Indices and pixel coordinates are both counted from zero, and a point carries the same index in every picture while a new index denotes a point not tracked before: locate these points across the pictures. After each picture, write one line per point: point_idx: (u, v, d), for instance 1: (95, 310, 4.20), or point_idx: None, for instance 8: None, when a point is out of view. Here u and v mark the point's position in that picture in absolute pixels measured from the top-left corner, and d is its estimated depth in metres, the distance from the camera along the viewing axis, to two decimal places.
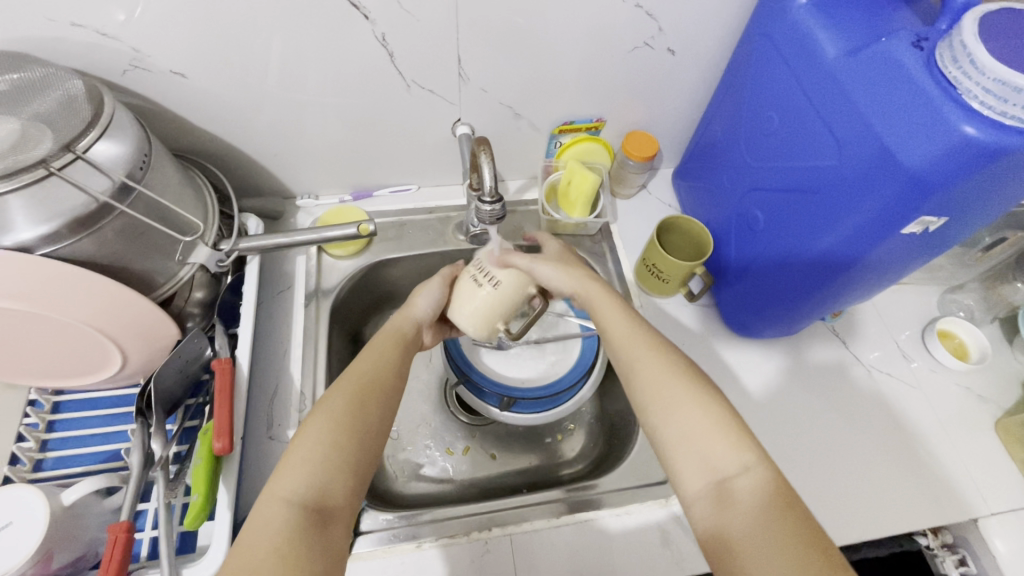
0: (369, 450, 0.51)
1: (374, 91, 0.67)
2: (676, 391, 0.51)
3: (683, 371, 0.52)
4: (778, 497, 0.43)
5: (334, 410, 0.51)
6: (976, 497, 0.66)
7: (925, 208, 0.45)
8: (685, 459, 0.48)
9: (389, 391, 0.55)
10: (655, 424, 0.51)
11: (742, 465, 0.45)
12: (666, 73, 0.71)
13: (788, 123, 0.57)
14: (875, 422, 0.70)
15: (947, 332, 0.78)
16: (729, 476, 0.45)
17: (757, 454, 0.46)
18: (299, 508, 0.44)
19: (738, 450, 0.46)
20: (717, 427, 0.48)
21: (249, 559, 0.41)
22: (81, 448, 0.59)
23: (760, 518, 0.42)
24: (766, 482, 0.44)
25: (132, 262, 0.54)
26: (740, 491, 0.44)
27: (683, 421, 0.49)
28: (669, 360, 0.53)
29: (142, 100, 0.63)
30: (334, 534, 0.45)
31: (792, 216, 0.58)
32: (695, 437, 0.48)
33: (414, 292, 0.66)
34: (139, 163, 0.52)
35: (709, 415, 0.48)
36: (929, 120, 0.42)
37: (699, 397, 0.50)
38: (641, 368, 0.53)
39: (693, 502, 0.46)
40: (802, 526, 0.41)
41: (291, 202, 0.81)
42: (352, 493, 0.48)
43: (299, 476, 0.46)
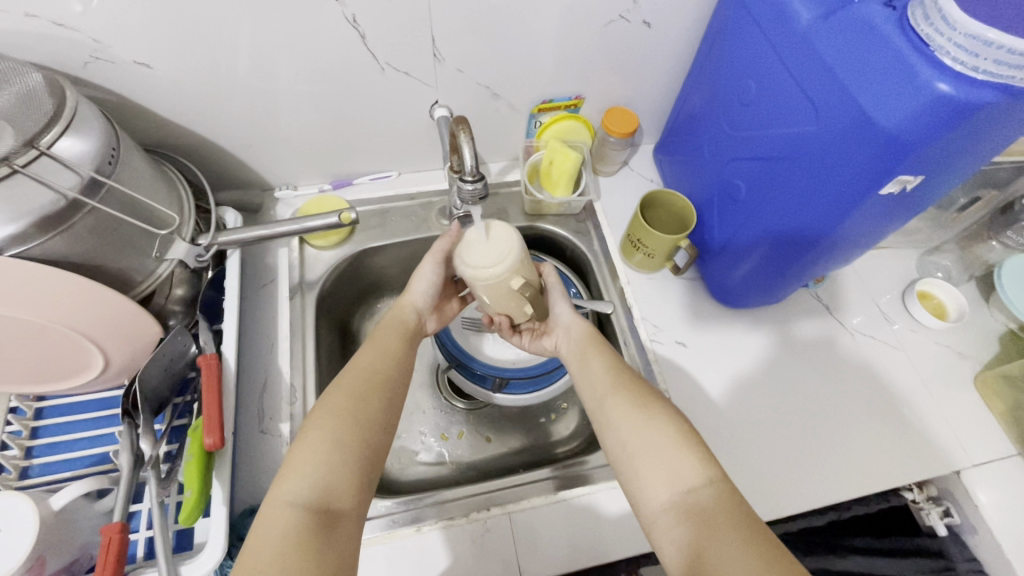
0: (373, 447, 0.50)
1: (348, 76, 0.66)
2: (642, 412, 0.52)
3: (646, 396, 0.54)
4: (738, 510, 0.44)
5: (335, 409, 0.51)
6: (958, 451, 0.68)
7: (903, 168, 0.45)
8: (651, 473, 0.48)
9: (387, 387, 0.55)
10: (619, 445, 0.51)
11: (705, 477, 0.46)
12: (643, 47, 0.71)
13: (765, 90, 0.57)
14: (859, 385, 0.72)
15: (926, 293, 0.79)
16: (693, 490, 0.46)
17: (718, 471, 0.47)
18: (305, 510, 0.44)
19: (700, 466, 0.47)
20: (679, 442, 0.49)
21: (256, 563, 0.41)
22: (68, 453, 0.57)
23: (723, 527, 0.43)
24: (727, 495, 0.45)
25: (108, 260, 0.53)
26: (705, 504, 0.45)
27: (647, 437, 0.50)
28: (636, 387, 0.55)
29: (107, 93, 0.61)
30: (341, 533, 0.45)
31: (772, 185, 0.59)
32: (658, 452, 0.49)
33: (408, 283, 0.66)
34: (107, 157, 0.51)
35: (671, 434, 0.50)
36: (903, 79, 0.42)
37: (657, 416, 0.51)
38: (608, 396, 0.55)
39: (660, 519, 0.46)
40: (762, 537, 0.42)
41: (269, 194, 0.80)
42: (359, 492, 0.48)
43: (302, 476, 0.46)
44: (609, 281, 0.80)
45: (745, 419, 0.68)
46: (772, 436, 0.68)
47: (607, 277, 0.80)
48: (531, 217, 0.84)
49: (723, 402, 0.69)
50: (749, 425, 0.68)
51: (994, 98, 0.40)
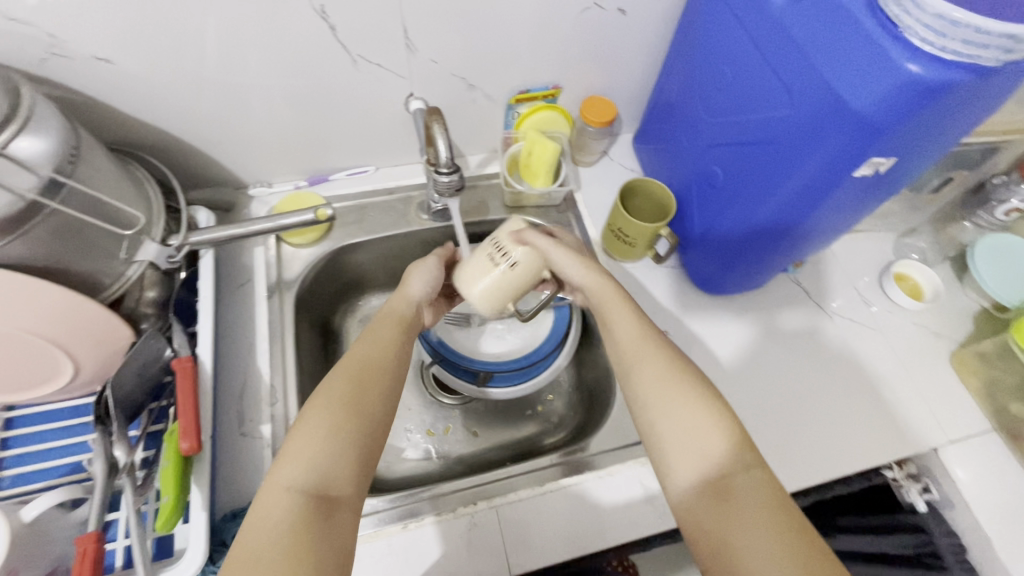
0: (372, 435, 0.49)
1: (319, 69, 0.64)
2: (676, 389, 0.50)
3: (682, 370, 0.52)
4: (778, 502, 0.43)
5: (333, 395, 0.50)
6: (936, 428, 0.70)
7: (875, 149, 0.45)
8: (682, 453, 0.47)
9: (389, 376, 0.53)
10: (651, 419, 0.50)
11: (742, 465, 0.45)
12: (618, 34, 0.70)
13: (740, 75, 0.57)
14: (839, 367, 0.73)
15: (902, 275, 0.80)
16: (727, 476, 0.45)
17: (754, 457, 0.46)
18: (302, 496, 0.43)
19: (734, 450, 0.46)
20: (714, 425, 0.47)
21: (254, 546, 0.40)
22: (41, 464, 0.56)
23: (760, 516, 0.42)
24: (765, 484, 0.44)
25: (72, 263, 0.51)
26: (741, 491, 0.44)
27: (683, 418, 0.48)
28: (672, 360, 0.53)
29: (67, 90, 0.58)
30: (339, 520, 0.44)
31: (749, 170, 0.59)
32: (694, 433, 0.47)
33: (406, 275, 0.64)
34: (68, 156, 0.49)
35: (708, 413, 0.48)
36: (874, 60, 0.43)
37: (693, 395, 0.49)
38: (637, 365, 0.53)
39: (689, 500, 0.46)
40: (800, 531, 0.42)
41: (242, 192, 0.78)
42: (357, 479, 0.47)
43: (300, 462, 0.45)
44: None
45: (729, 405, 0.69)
46: (755, 421, 0.68)
47: None
48: (512, 209, 0.83)
49: None
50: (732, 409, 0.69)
51: (964, 77, 0.41)
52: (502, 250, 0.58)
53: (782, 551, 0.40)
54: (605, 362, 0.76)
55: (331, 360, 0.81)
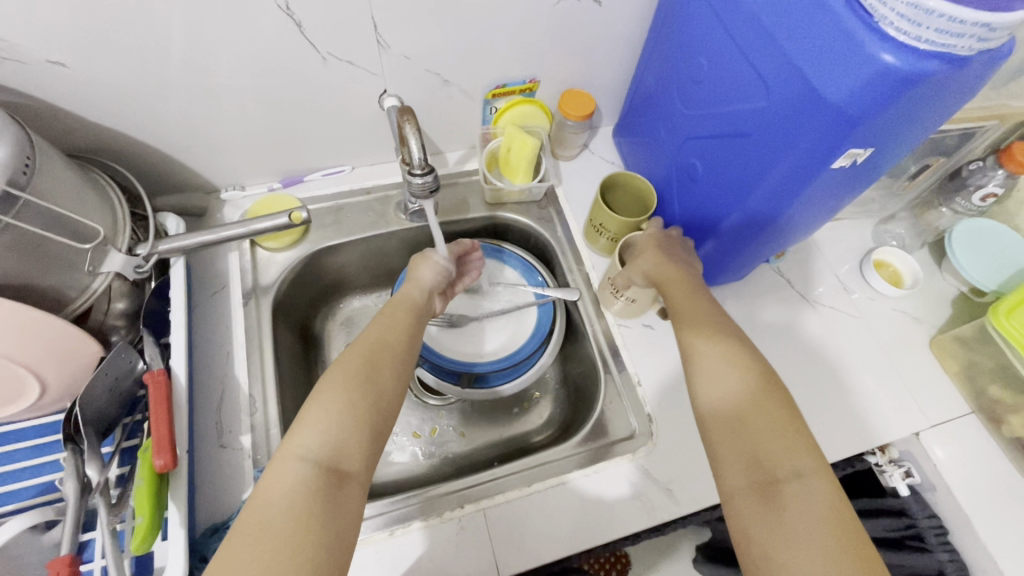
0: (385, 411, 0.49)
1: (289, 68, 0.62)
2: (740, 384, 0.50)
3: (749, 366, 0.51)
4: (836, 515, 0.42)
5: (346, 370, 0.50)
6: (917, 413, 0.71)
7: (854, 140, 0.45)
8: (735, 452, 0.47)
9: (399, 352, 0.54)
10: (714, 410, 0.50)
11: (799, 472, 0.44)
12: (595, 26, 0.69)
13: (717, 66, 0.56)
14: (822, 357, 0.73)
15: (883, 262, 0.81)
16: (782, 480, 0.44)
17: (814, 463, 0.45)
18: (313, 466, 0.43)
19: (795, 454, 0.45)
20: (773, 423, 0.47)
21: (264, 514, 0.40)
22: (10, 485, 0.54)
23: (812, 527, 0.41)
24: (825, 492, 0.43)
25: (33, 277, 0.49)
26: (794, 496, 0.43)
27: (743, 414, 0.48)
28: (740, 356, 0.52)
29: (21, 96, 0.56)
30: (350, 494, 0.43)
31: (728, 160, 0.58)
32: (749, 422, 0.48)
33: (413, 268, 0.65)
34: (22, 165, 0.46)
35: (771, 414, 0.48)
36: (849, 50, 0.42)
37: (760, 392, 0.49)
38: (701, 351, 0.54)
39: (735, 495, 0.46)
40: (855, 549, 0.40)
41: (214, 196, 0.76)
42: (368, 453, 0.46)
43: (316, 431, 0.45)
44: (573, 266, 0.79)
45: None
46: None
47: (572, 261, 0.79)
48: (493, 207, 0.82)
49: None
50: None
51: (937, 67, 0.40)
52: (620, 294, 0.69)
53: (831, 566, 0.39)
54: (590, 359, 0.76)
55: (313, 365, 0.80)
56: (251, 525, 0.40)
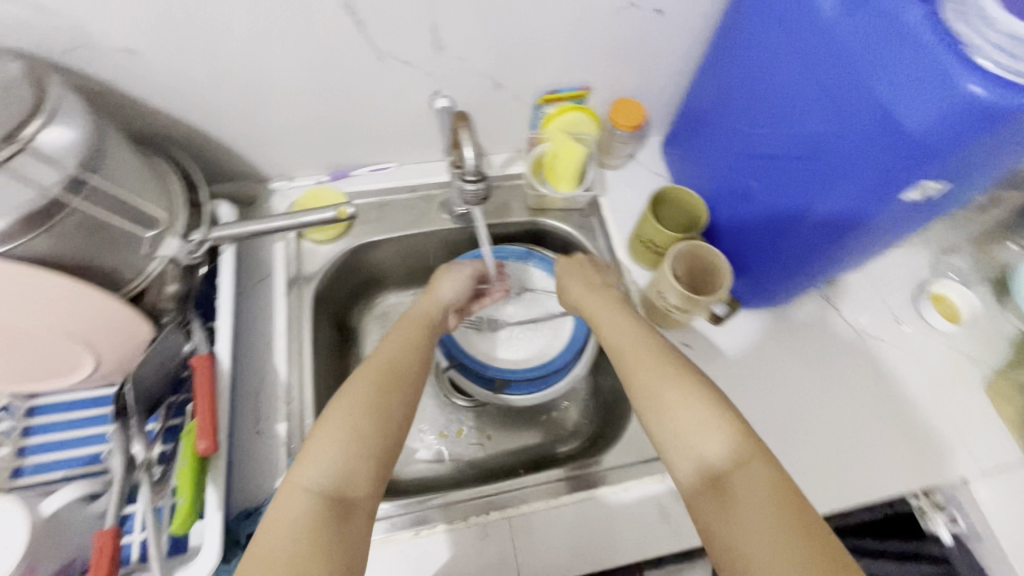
0: (391, 439, 0.49)
1: (344, 63, 0.63)
2: (670, 388, 0.50)
3: (677, 367, 0.52)
4: (779, 495, 0.43)
5: (356, 395, 0.50)
6: (966, 456, 0.67)
7: (928, 173, 0.43)
8: (682, 455, 0.47)
9: (412, 373, 0.54)
10: (653, 421, 0.50)
11: (738, 461, 0.45)
12: (653, 35, 0.68)
13: (782, 85, 0.55)
14: (867, 390, 0.70)
15: (939, 295, 0.77)
16: (726, 472, 0.45)
17: (751, 447, 0.46)
18: (318, 498, 0.43)
19: (731, 444, 0.46)
20: (706, 421, 0.47)
21: (268, 546, 0.40)
22: (60, 453, 0.57)
23: (759, 511, 0.42)
24: (766, 475, 0.44)
25: (95, 258, 0.51)
26: (739, 488, 0.44)
27: (677, 412, 0.49)
28: (668, 360, 0.53)
29: (93, 81, 0.58)
30: (356, 523, 0.44)
31: (786, 183, 0.57)
32: (680, 419, 0.48)
33: (435, 281, 0.67)
34: (93, 151, 0.49)
35: (701, 410, 0.48)
36: (933, 80, 0.40)
37: (692, 390, 0.49)
38: (638, 365, 0.54)
39: (692, 497, 0.46)
40: (805, 526, 0.41)
41: (265, 185, 0.78)
42: (373, 481, 0.46)
43: (320, 463, 0.45)
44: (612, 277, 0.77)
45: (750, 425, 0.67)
46: (777, 441, 0.66)
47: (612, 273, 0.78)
48: (535, 211, 0.82)
49: None
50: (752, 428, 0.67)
51: None
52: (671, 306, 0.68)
53: (785, 546, 0.40)
54: None
55: (348, 357, 0.81)
56: (257, 556, 0.40)
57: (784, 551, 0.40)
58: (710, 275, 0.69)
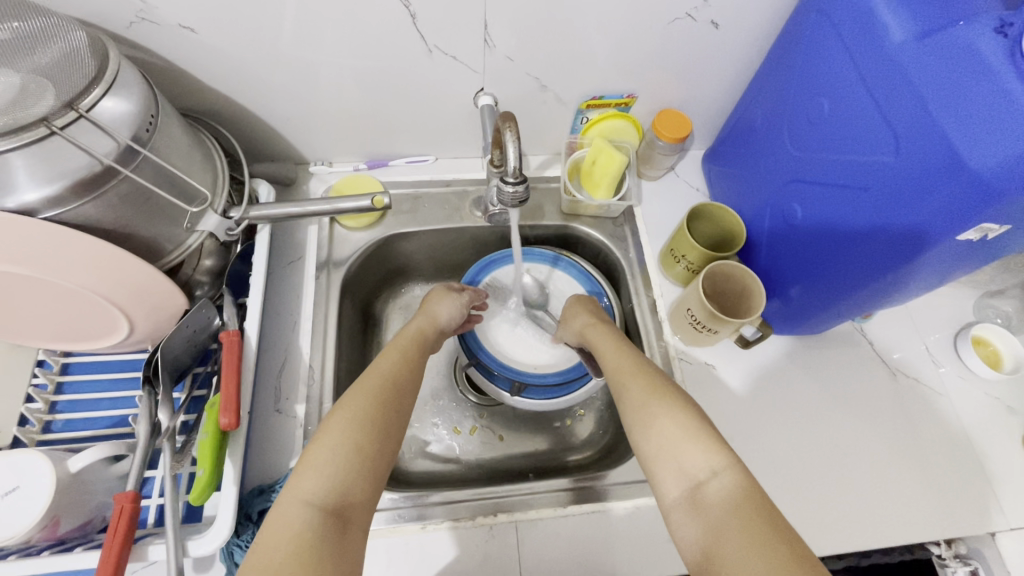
0: (387, 454, 0.49)
1: (394, 54, 0.63)
2: (653, 405, 0.52)
3: (663, 388, 0.53)
4: (749, 501, 0.43)
5: (356, 409, 0.50)
6: (995, 509, 0.64)
7: (988, 216, 0.41)
8: (665, 466, 0.48)
9: (408, 390, 0.55)
10: (638, 438, 0.51)
11: (711, 468, 0.46)
12: (706, 48, 0.66)
13: (839, 110, 0.53)
14: (895, 430, 0.68)
15: (981, 339, 0.74)
16: (701, 481, 0.46)
17: (726, 456, 0.46)
18: (319, 511, 0.42)
19: (708, 454, 0.47)
20: (683, 432, 0.49)
21: (271, 560, 0.39)
22: (89, 412, 0.59)
23: (729, 515, 0.43)
24: (735, 483, 0.44)
25: (139, 228, 0.52)
26: (712, 497, 0.44)
27: (658, 424, 0.50)
28: (655, 379, 0.55)
29: (151, 55, 0.60)
30: (353, 538, 0.43)
31: (832, 214, 0.55)
32: (660, 430, 0.50)
33: (433, 300, 0.68)
34: (146, 124, 0.50)
35: (681, 423, 0.49)
36: (1007, 120, 0.38)
37: (675, 406, 0.51)
38: (630, 387, 0.55)
39: (670, 508, 0.47)
40: (774, 527, 0.41)
41: (304, 168, 0.79)
42: (370, 493, 0.46)
43: (321, 476, 0.44)
44: (640, 289, 0.76)
45: (769, 454, 0.66)
46: (796, 473, 0.65)
47: (640, 285, 0.76)
48: (568, 216, 0.81)
49: (747, 432, 0.67)
50: (771, 456, 0.65)
51: None
52: (701, 325, 0.66)
53: (751, 551, 0.40)
54: None
55: (369, 345, 0.82)
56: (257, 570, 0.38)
57: (750, 551, 0.40)
58: (746, 297, 0.67)
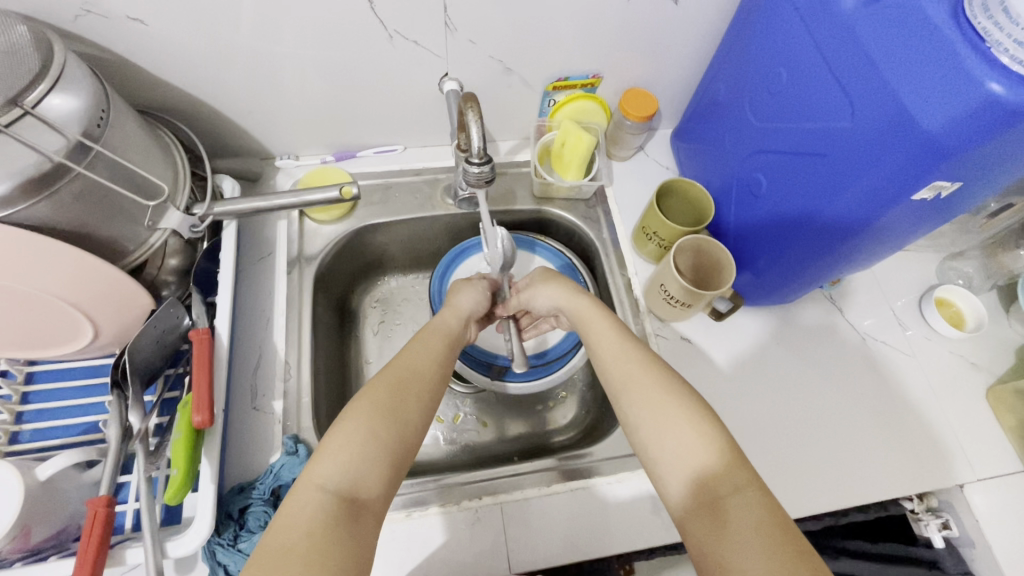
0: (407, 443, 0.47)
1: (355, 42, 0.62)
2: (668, 410, 0.48)
3: (678, 395, 0.49)
4: (775, 521, 0.39)
5: (374, 396, 0.48)
6: (962, 462, 0.67)
7: (940, 173, 0.42)
8: (675, 470, 0.45)
9: (435, 379, 0.53)
10: (648, 446, 0.48)
11: (734, 484, 0.42)
12: (668, 25, 0.67)
13: (796, 80, 0.54)
14: (866, 391, 0.70)
15: (944, 300, 0.77)
16: (721, 496, 0.42)
17: (751, 477, 0.42)
18: (334, 497, 0.42)
19: (726, 467, 0.43)
20: (704, 446, 0.45)
21: (285, 541, 0.39)
22: (58, 420, 0.57)
23: (755, 539, 0.38)
24: (758, 502, 0.40)
25: (98, 227, 0.51)
26: (733, 513, 0.40)
27: (672, 431, 0.46)
28: (666, 380, 0.50)
29: (100, 49, 0.58)
30: (368, 525, 0.42)
31: (795, 182, 0.56)
32: (674, 436, 0.46)
33: (455, 292, 0.66)
34: (96, 119, 0.48)
35: (700, 432, 0.45)
36: (953, 78, 0.39)
37: (694, 419, 0.46)
38: (632, 388, 0.51)
39: (687, 521, 0.43)
40: (796, 549, 0.37)
41: (270, 163, 0.77)
42: (387, 484, 0.45)
43: (337, 460, 0.43)
44: (615, 269, 0.77)
45: (747, 422, 0.67)
46: (773, 439, 0.66)
47: (615, 264, 0.77)
48: (540, 200, 0.81)
49: (724, 402, 0.68)
50: (749, 423, 0.67)
51: None
52: (672, 298, 0.67)
53: None
54: None
55: (346, 339, 0.81)
56: (269, 552, 0.38)
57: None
58: (717, 268, 0.68)
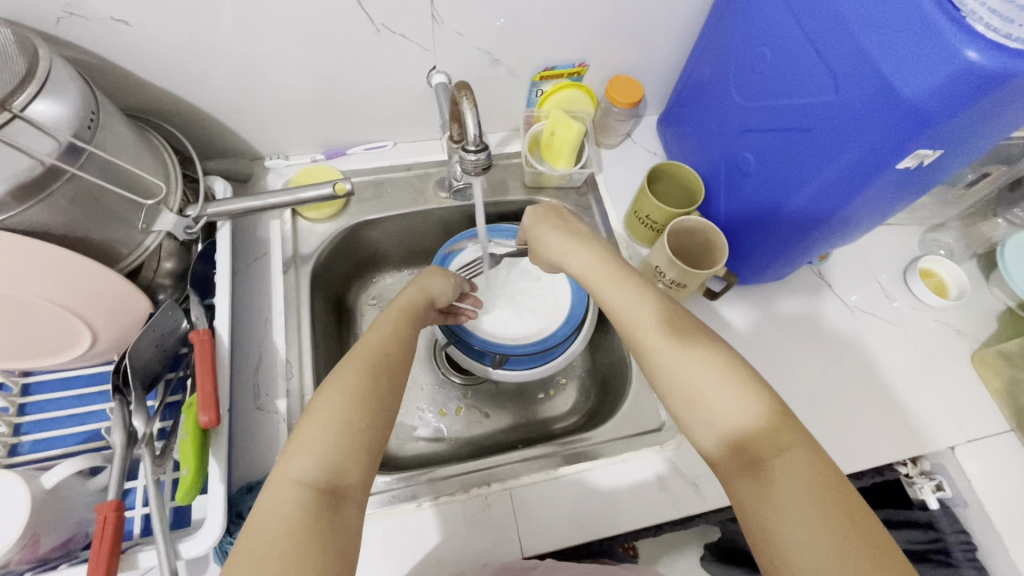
0: (379, 430, 0.47)
1: (342, 37, 0.62)
2: (705, 372, 0.46)
3: (719, 354, 0.48)
4: (828, 482, 0.40)
5: (345, 384, 0.48)
6: (951, 425, 0.69)
7: (921, 140, 0.44)
8: (709, 432, 0.45)
9: (399, 362, 0.53)
10: (683, 409, 0.47)
11: (778, 447, 0.42)
12: (651, 11, 0.68)
13: (780, 57, 0.55)
14: (857, 362, 0.72)
15: (929, 271, 0.79)
16: (766, 459, 0.42)
17: (799, 436, 0.42)
18: (311, 490, 0.41)
19: (768, 429, 0.43)
20: (746, 407, 0.44)
21: (263, 540, 0.38)
22: (58, 430, 0.56)
23: (807, 498, 0.39)
24: (809, 462, 0.40)
25: (91, 231, 0.51)
26: (782, 474, 0.40)
27: (707, 396, 0.46)
28: (697, 342, 0.49)
29: (84, 53, 0.57)
30: (348, 514, 0.42)
31: (782, 157, 0.58)
32: (712, 400, 0.45)
33: (427, 274, 0.66)
34: (87, 121, 0.48)
35: (745, 393, 0.45)
36: (929, 47, 0.41)
37: (736, 382, 0.45)
38: (659, 351, 0.49)
39: (727, 478, 0.44)
40: (847, 509, 0.38)
41: (259, 163, 0.77)
42: (366, 473, 0.45)
43: (309, 454, 0.43)
44: None
45: None
46: None
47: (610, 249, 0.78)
48: (531, 189, 0.82)
49: None
50: None
51: None
52: (669, 280, 0.68)
53: (819, 539, 0.37)
54: (619, 351, 0.76)
55: (345, 337, 0.81)
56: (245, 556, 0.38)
57: (828, 542, 0.37)
58: (709, 249, 0.69)
